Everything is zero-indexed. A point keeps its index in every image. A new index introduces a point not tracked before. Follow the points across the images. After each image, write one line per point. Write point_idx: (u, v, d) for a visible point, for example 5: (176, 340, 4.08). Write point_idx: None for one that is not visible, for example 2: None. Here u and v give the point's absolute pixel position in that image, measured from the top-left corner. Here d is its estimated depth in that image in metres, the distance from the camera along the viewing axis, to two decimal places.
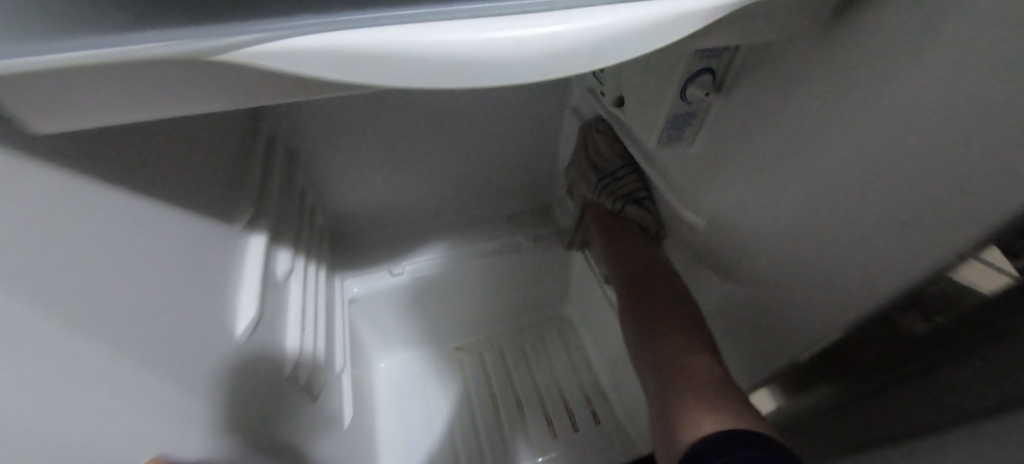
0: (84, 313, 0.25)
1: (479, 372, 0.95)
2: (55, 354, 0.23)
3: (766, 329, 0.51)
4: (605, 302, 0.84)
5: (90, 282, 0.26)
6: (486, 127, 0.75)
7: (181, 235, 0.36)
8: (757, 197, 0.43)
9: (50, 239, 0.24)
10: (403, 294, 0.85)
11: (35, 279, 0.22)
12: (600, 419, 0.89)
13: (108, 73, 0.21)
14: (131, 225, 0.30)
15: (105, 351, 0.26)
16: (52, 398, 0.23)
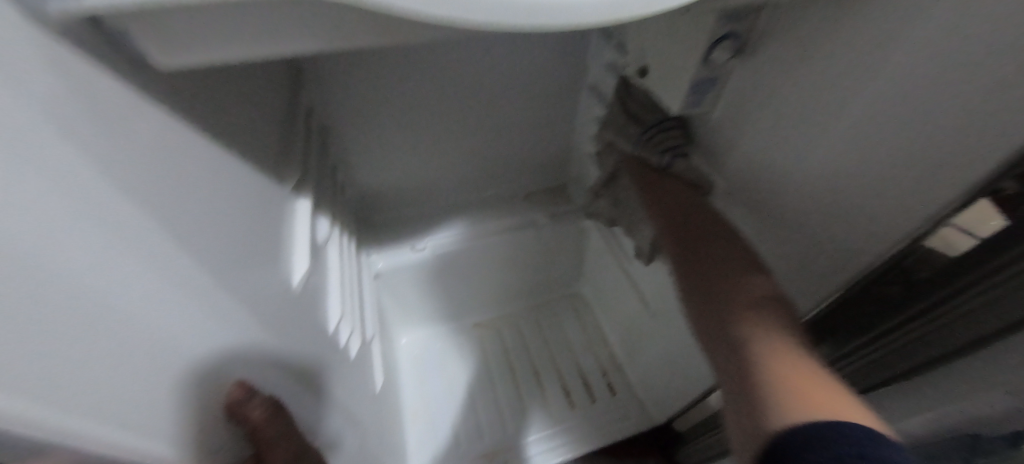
0: (149, 226, 0.26)
1: (496, 347, 0.98)
2: (131, 257, 0.24)
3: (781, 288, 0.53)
4: (620, 276, 0.87)
5: (158, 203, 0.27)
6: (506, 105, 0.78)
7: (225, 180, 0.36)
8: (776, 156, 0.46)
9: (127, 157, 0.25)
10: (425, 270, 0.87)
11: (114, 182, 0.24)
12: (615, 390, 0.92)
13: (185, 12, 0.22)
14: (188, 161, 0.31)
15: (167, 267, 0.27)
16: (129, 298, 0.24)
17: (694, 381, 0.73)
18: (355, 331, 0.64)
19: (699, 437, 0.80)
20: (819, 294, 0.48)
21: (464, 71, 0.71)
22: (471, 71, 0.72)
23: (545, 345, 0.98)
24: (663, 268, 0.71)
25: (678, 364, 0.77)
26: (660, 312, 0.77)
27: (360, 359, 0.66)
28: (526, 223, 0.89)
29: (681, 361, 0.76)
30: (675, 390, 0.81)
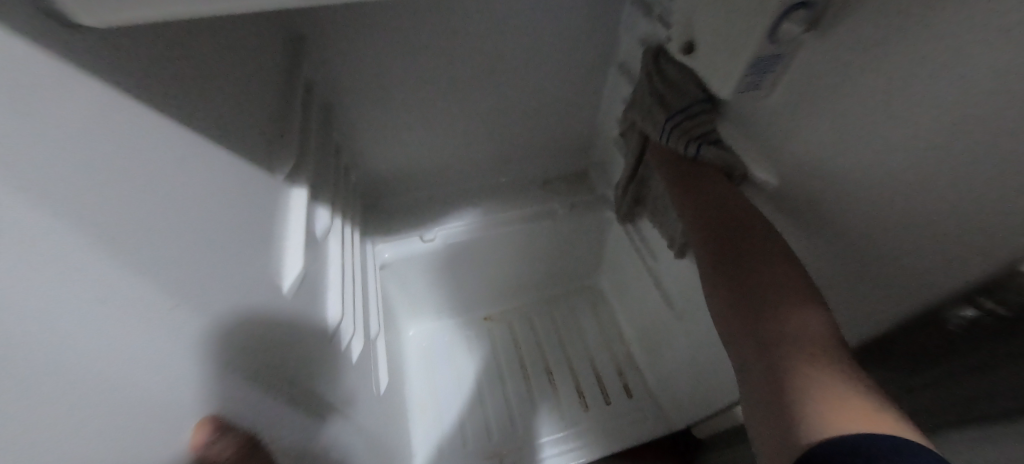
0: (113, 239, 0.24)
1: (508, 341, 0.93)
2: (87, 281, 0.22)
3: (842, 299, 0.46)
4: (643, 272, 0.81)
5: (117, 210, 0.24)
6: (524, 83, 0.71)
7: (209, 175, 0.34)
8: (844, 149, 0.39)
9: (74, 163, 0.22)
10: (434, 260, 0.82)
11: (59, 197, 0.21)
12: (632, 392, 0.87)
13: None
14: (155, 157, 0.28)
15: (136, 283, 0.25)
16: (87, 329, 0.21)
17: (720, 389, 0.68)
18: (357, 330, 0.59)
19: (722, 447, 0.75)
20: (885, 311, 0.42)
21: (479, 46, 0.65)
22: (487, 45, 0.65)
23: (558, 340, 0.93)
24: (692, 269, 0.65)
25: (703, 371, 0.71)
26: (686, 314, 0.71)
27: (363, 358, 0.61)
28: (543, 212, 0.83)
29: (706, 367, 0.70)
30: (698, 396, 0.76)
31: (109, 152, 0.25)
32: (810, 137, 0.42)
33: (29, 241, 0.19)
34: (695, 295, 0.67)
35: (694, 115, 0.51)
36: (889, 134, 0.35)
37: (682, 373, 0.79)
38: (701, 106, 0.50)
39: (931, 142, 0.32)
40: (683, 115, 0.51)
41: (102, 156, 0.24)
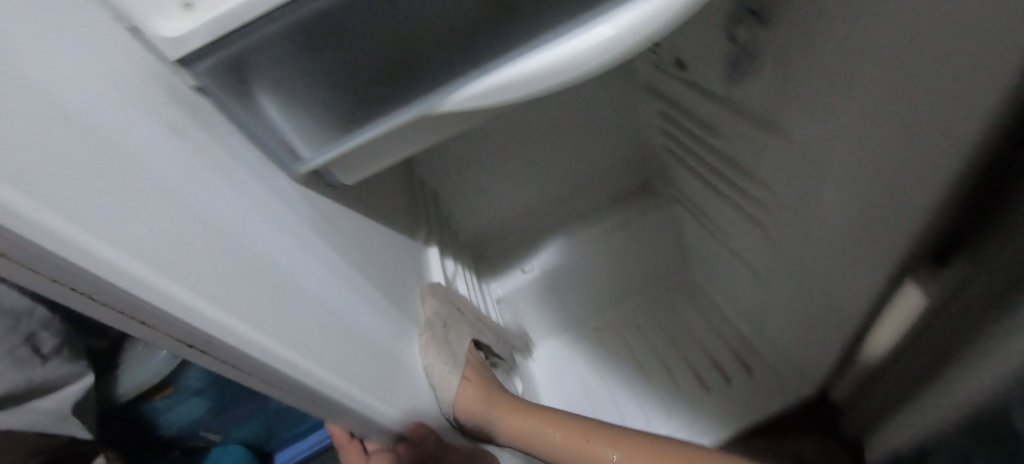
0: (299, 244, 0.38)
1: (622, 347, 1.02)
2: (283, 257, 0.35)
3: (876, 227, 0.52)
4: (723, 254, 0.87)
5: (310, 243, 0.40)
6: (576, 126, 0.87)
7: (361, 232, 0.51)
8: (826, 104, 0.47)
9: (299, 221, 0.39)
10: (537, 289, 0.98)
11: (287, 229, 0.37)
12: (752, 369, 0.90)
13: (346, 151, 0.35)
14: (337, 222, 0.46)
15: (310, 278, 0.38)
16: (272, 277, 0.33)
17: (836, 341, 0.70)
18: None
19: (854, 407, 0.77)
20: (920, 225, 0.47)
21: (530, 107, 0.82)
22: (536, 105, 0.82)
23: (667, 337, 1.01)
24: (763, 234, 0.72)
25: (814, 331, 0.73)
26: (776, 281, 0.76)
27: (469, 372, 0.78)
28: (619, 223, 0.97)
29: (811, 326, 0.73)
30: (810, 354, 0.78)
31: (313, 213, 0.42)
32: (797, 99, 0.50)
33: (264, 234, 0.34)
34: (776, 258, 0.73)
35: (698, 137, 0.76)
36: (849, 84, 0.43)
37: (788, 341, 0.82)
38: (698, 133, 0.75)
39: (878, 79, 0.40)
40: (693, 140, 0.77)
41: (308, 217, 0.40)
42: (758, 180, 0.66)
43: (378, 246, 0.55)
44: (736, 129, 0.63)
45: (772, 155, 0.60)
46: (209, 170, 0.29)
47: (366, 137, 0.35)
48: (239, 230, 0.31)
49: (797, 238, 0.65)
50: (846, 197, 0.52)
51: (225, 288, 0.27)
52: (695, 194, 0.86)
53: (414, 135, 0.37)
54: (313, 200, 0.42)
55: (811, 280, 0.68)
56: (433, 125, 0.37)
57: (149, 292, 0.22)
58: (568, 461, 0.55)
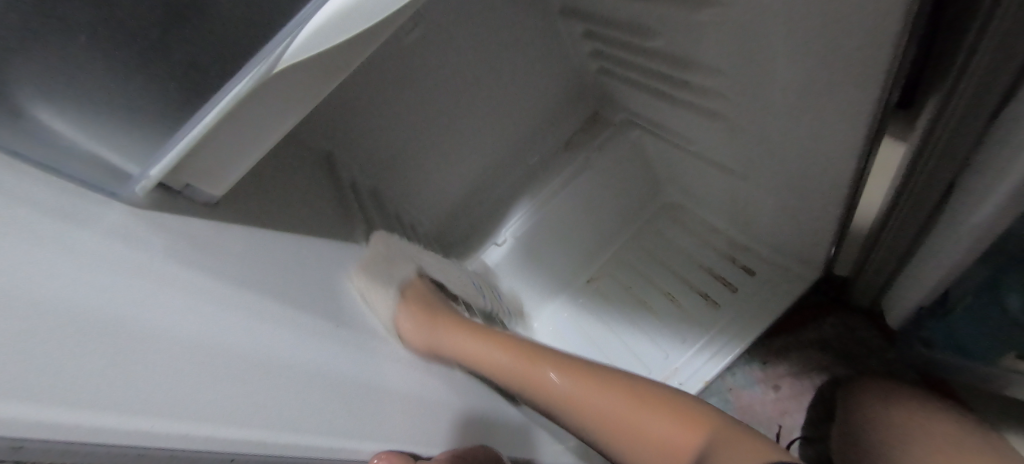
0: (171, 283, 0.32)
1: (620, 290, 0.96)
2: (150, 310, 0.29)
3: (834, 81, 0.48)
4: (692, 162, 0.82)
5: (187, 276, 0.34)
6: (504, 76, 0.80)
7: (263, 244, 0.46)
8: None
9: (163, 258, 0.33)
10: (517, 258, 0.93)
11: (148, 271, 0.31)
12: (752, 269, 0.86)
13: (196, 151, 0.28)
14: (224, 237, 0.41)
15: (202, 326, 0.32)
16: (140, 342, 0.27)
17: (826, 213, 0.67)
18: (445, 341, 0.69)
19: (862, 276, 0.75)
20: (876, 66, 0.42)
21: (449, 68, 0.75)
22: (454, 64, 0.75)
23: (661, 265, 0.95)
24: (723, 126, 0.68)
25: (801, 209, 0.70)
26: (752, 171, 0.72)
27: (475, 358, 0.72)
28: (580, 166, 0.90)
29: (797, 206, 0.70)
30: (805, 237, 0.75)
31: (181, 232, 0.36)
32: None
33: (110, 288, 0.27)
34: (744, 148, 0.69)
35: (628, 46, 0.70)
36: None
37: (780, 231, 0.78)
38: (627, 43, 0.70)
39: None
40: (626, 50, 0.71)
41: (172, 246, 0.34)
42: (702, 68, 0.61)
43: (311, 269, 0.52)
44: (666, 19, 0.58)
45: (709, 33, 0.55)
46: (96, 273, 0.27)
47: (207, 124, 0.27)
48: (157, 321, 0.29)
49: (759, 117, 0.61)
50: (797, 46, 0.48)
51: (163, 395, 0.26)
52: (646, 110, 0.81)
53: (266, 110, 0.29)
54: (178, 226, 0.37)
55: (785, 158, 0.64)
56: (284, 88, 0.28)
57: (83, 432, 0.21)
58: (502, 372, 0.61)
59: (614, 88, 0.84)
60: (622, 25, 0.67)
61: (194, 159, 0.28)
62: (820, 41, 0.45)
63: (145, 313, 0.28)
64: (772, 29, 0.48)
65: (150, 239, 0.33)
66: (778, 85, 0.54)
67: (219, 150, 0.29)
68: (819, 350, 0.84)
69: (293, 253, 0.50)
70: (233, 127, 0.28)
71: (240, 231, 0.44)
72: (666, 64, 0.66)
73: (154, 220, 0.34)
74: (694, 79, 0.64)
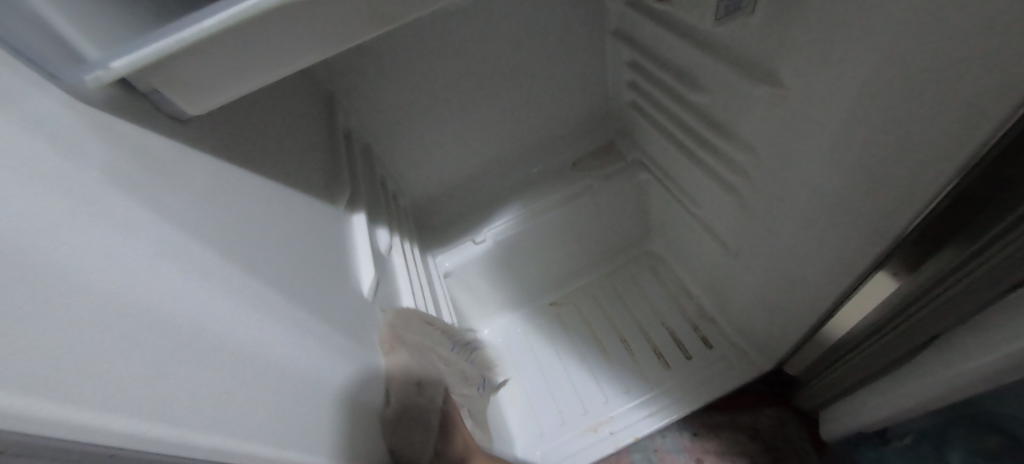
0: (115, 214, 0.23)
1: (579, 322, 0.95)
2: (82, 246, 0.20)
3: (862, 204, 0.46)
4: (688, 220, 0.81)
5: (138, 209, 0.24)
6: (533, 75, 0.77)
7: (273, 192, 0.39)
8: (825, 53, 0.40)
9: (111, 180, 0.24)
10: (490, 261, 0.87)
11: (87, 195, 0.22)
12: (712, 343, 0.86)
13: (185, 56, 0.22)
14: (220, 167, 0.33)
15: (147, 281, 0.23)
16: (61, 293, 0.18)
17: (802, 317, 0.66)
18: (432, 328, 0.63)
19: (810, 382, 0.76)
20: (914, 205, 0.41)
21: (484, 49, 0.70)
22: (489, 46, 0.70)
23: (625, 310, 0.94)
24: (735, 202, 0.65)
25: (775, 305, 0.70)
26: (741, 252, 0.71)
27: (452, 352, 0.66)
28: (580, 191, 0.85)
29: (774, 300, 0.69)
30: (770, 331, 0.74)
31: (155, 149, 0.28)
32: (792, 49, 0.43)
33: (29, 203, 0.18)
34: (746, 229, 0.66)
35: (666, 90, 0.67)
36: (857, 32, 0.36)
37: (748, 316, 0.78)
38: (665, 86, 0.67)
39: (906, 31, 0.33)
40: (663, 91, 0.68)
41: (133, 161, 0.26)
42: (730, 142, 0.59)
43: (329, 239, 0.45)
44: (713, 82, 0.56)
45: (748, 112, 0.53)
46: (70, 219, 0.20)
47: (207, 29, 0.21)
48: (137, 290, 0.22)
49: (768, 208, 0.59)
50: (833, 160, 0.46)
51: (139, 387, 0.19)
52: (660, 154, 0.79)
53: (284, 37, 0.23)
54: (162, 144, 0.29)
55: (779, 255, 0.63)
56: (314, 17, 0.23)
57: (58, 423, 0.16)
58: None
59: (637, 124, 0.82)
60: (669, 67, 0.64)
61: (181, 64, 0.22)
62: (860, 166, 0.43)
63: (75, 251, 0.20)
64: (811, 134, 0.46)
65: (95, 150, 0.24)
66: (795, 189, 0.53)
67: (208, 64, 0.23)
68: (749, 436, 0.84)
69: (298, 214, 0.41)
70: (239, 43, 0.22)
71: (237, 151, 0.36)
72: (695, 123, 0.64)
73: (147, 156, 0.27)
74: (717, 147, 0.62)
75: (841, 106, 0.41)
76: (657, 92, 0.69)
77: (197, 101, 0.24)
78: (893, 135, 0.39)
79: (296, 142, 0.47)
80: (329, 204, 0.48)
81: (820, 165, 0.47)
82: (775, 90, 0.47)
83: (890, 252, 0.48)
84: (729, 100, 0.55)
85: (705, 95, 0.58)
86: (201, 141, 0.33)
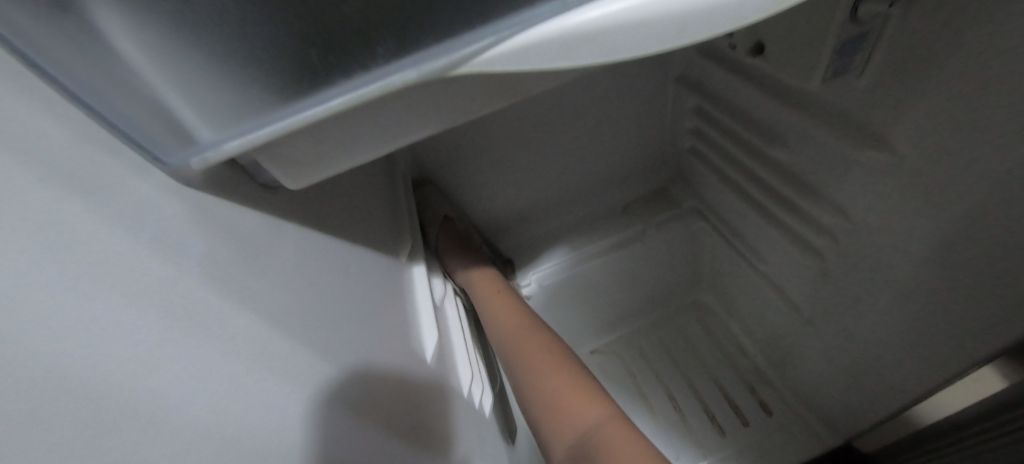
0: (204, 316, 0.20)
1: (623, 375, 0.90)
2: (161, 368, 0.17)
3: (986, 290, 0.41)
4: (751, 275, 0.75)
5: (229, 302, 0.21)
6: (591, 119, 0.74)
7: (345, 255, 0.36)
8: (958, 121, 0.36)
9: (206, 271, 0.21)
10: (534, 305, 0.83)
11: (179, 297, 0.18)
12: (771, 409, 0.79)
13: (301, 133, 0.22)
14: (302, 235, 0.31)
15: (227, 399, 0.19)
16: (122, 445, 0.15)
17: (886, 399, 0.59)
18: (487, 389, 0.60)
19: None
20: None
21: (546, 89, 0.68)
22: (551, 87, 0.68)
23: (673, 365, 0.88)
24: (816, 267, 0.60)
25: (853, 379, 0.63)
26: (815, 318, 0.65)
27: (501, 412, 0.62)
28: (633, 237, 0.81)
29: (852, 375, 0.63)
30: (845, 406, 0.68)
31: (247, 219, 0.26)
32: (911, 117, 0.39)
33: (104, 328, 0.15)
34: (824, 295, 0.61)
35: (739, 140, 0.64)
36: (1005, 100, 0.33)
37: (817, 385, 0.72)
38: (739, 137, 0.64)
39: None
40: (735, 141, 0.64)
41: (230, 237, 0.23)
42: (814, 204, 0.55)
43: (388, 299, 0.41)
44: (803, 140, 0.52)
45: (842, 174, 0.49)
46: (156, 332, 0.17)
47: (330, 108, 0.21)
48: (216, 410, 0.18)
49: (856, 277, 0.54)
50: (949, 242, 0.41)
51: None
52: (722, 205, 0.75)
53: (400, 115, 0.23)
54: (256, 214, 0.27)
55: (862, 327, 0.57)
56: (430, 94, 0.22)
57: None
58: (497, 330, 0.59)
59: (697, 171, 0.78)
60: (745, 119, 0.60)
61: (296, 141, 0.22)
62: (991, 251, 0.38)
63: (155, 380, 0.16)
64: (926, 205, 0.42)
65: (191, 238, 0.20)
66: (896, 263, 0.48)
67: (320, 138, 0.23)
68: None
69: (363, 275, 0.38)
70: (356, 122, 0.22)
71: (314, 209, 0.34)
72: (773, 179, 0.59)
73: (236, 230, 0.24)
74: (797, 205, 0.58)
75: (971, 180, 0.37)
76: (727, 142, 0.66)
77: (301, 174, 0.24)
78: None
79: (362, 191, 0.45)
80: (390, 257, 0.45)
81: (933, 240, 0.43)
82: (885, 154, 0.43)
83: (1002, 352, 0.41)
84: (818, 161, 0.51)
85: (789, 152, 0.55)
86: (284, 203, 0.30)
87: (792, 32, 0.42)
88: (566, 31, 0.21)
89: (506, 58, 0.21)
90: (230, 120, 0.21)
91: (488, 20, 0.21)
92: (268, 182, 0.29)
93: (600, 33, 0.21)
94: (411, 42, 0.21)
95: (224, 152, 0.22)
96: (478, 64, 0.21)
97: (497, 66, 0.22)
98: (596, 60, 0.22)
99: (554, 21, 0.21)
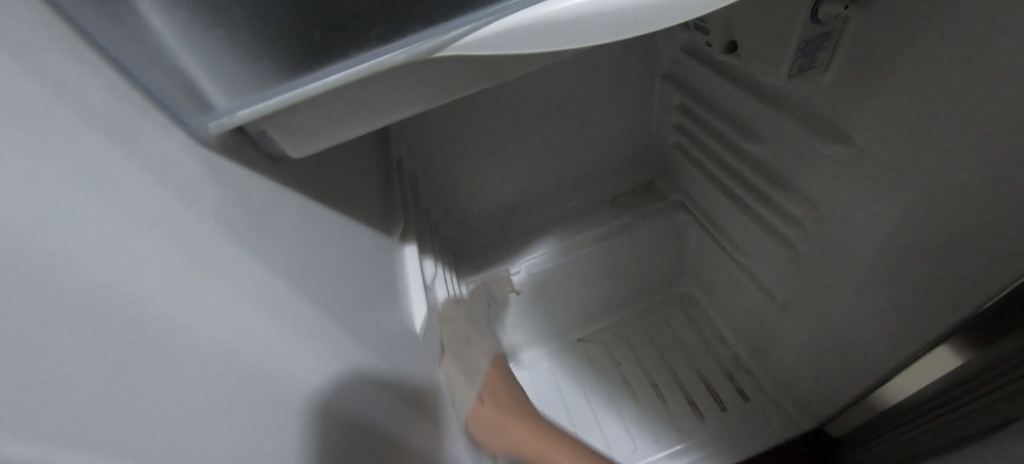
0: (219, 262, 0.22)
1: (609, 362, 0.93)
2: (189, 299, 0.20)
3: (937, 271, 0.44)
4: (730, 266, 0.79)
5: (240, 253, 0.24)
6: (580, 113, 0.77)
7: (342, 227, 0.39)
8: (908, 113, 0.39)
9: (221, 222, 0.24)
10: (523, 292, 0.86)
11: (200, 242, 0.21)
12: (749, 395, 0.82)
13: (302, 105, 0.25)
14: (304, 205, 0.34)
15: (240, 334, 0.22)
16: (164, 354, 0.18)
17: (852, 382, 0.63)
18: None
19: None
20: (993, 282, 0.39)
21: (536, 83, 0.71)
22: (541, 80, 0.71)
23: (656, 352, 0.91)
24: (789, 256, 0.63)
25: (823, 364, 0.67)
26: (789, 306, 0.68)
27: None
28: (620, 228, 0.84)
29: (822, 359, 0.66)
30: (815, 390, 0.71)
31: (253, 183, 0.28)
32: (868, 110, 0.43)
33: (144, 256, 0.18)
34: (796, 283, 0.64)
35: (719, 135, 0.67)
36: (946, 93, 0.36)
37: (791, 372, 0.75)
38: (719, 132, 0.67)
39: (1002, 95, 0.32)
40: (715, 137, 0.67)
41: (239, 197, 0.26)
42: (786, 195, 0.58)
43: (381, 274, 0.44)
44: (775, 134, 0.55)
45: (811, 166, 0.52)
46: (182, 269, 0.20)
47: (330, 83, 0.24)
48: (231, 340, 0.21)
49: (824, 264, 0.57)
50: (904, 226, 0.44)
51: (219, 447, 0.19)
52: (704, 198, 0.78)
53: (391, 91, 0.26)
54: (261, 180, 0.29)
55: (830, 312, 0.61)
56: (418, 73, 0.25)
57: None
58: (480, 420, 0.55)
59: (681, 166, 0.82)
60: (724, 114, 0.63)
61: (299, 112, 0.25)
62: (939, 234, 0.42)
63: (184, 307, 0.19)
64: (883, 193, 0.45)
65: (207, 192, 0.23)
66: (858, 249, 0.51)
67: (320, 110, 0.26)
68: None
69: (358, 248, 0.41)
70: (352, 96, 0.25)
71: (313, 183, 0.37)
72: (750, 172, 0.62)
73: (244, 191, 0.27)
74: (771, 197, 0.61)
75: (920, 168, 0.40)
76: (708, 137, 0.69)
77: (301, 142, 0.27)
78: (980, 204, 0.37)
79: (359, 172, 0.47)
80: (383, 235, 0.48)
81: (890, 226, 0.46)
82: (846, 146, 0.46)
83: (956, 330, 0.45)
84: (789, 153, 0.54)
85: (763, 146, 0.58)
86: (287, 174, 0.33)
87: (761, 31, 0.45)
88: (538, 19, 0.24)
89: (484, 41, 0.24)
90: (242, 90, 0.24)
91: (469, 7, 0.24)
92: (272, 153, 0.31)
93: (569, 21, 0.24)
94: (402, 24, 0.24)
95: (235, 119, 0.24)
96: (458, 46, 0.24)
97: (474, 49, 0.24)
98: (566, 45, 0.25)
99: (526, 9, 0.24)
